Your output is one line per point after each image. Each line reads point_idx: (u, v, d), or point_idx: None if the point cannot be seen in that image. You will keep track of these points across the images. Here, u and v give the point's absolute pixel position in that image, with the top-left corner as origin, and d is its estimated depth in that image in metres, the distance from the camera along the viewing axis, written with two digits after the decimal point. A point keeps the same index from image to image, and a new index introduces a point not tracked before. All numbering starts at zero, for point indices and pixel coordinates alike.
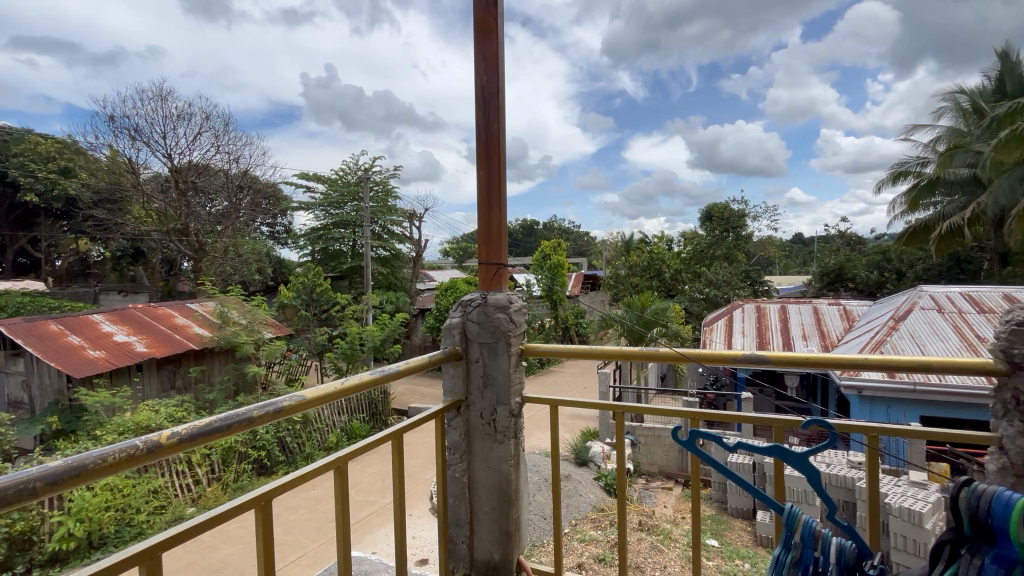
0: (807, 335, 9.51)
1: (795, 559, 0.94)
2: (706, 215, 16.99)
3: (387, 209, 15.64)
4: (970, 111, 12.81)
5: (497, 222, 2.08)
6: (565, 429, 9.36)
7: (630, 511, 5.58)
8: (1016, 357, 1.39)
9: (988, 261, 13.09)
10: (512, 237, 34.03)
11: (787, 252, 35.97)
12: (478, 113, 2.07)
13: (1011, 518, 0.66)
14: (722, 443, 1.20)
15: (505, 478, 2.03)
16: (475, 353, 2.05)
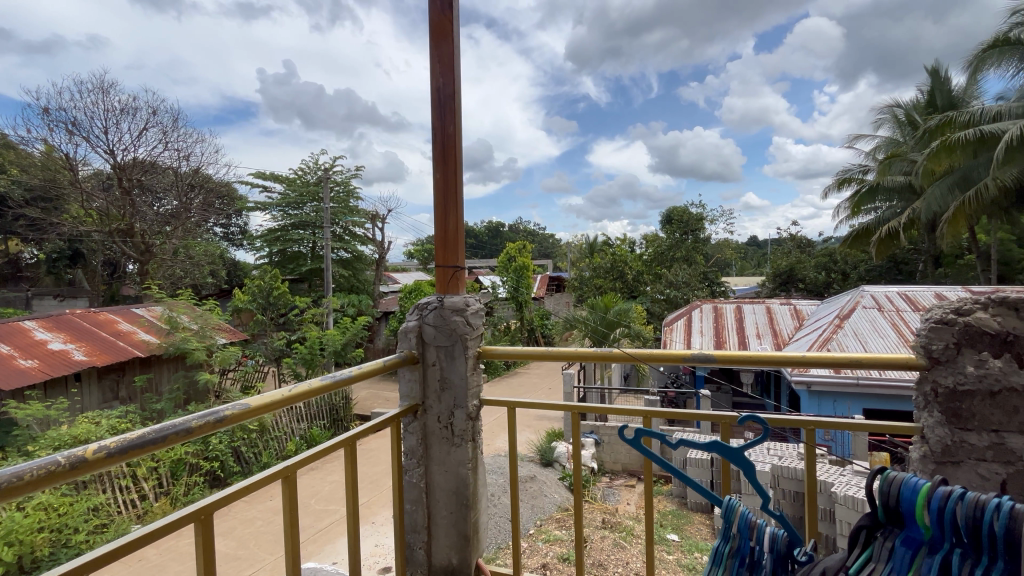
0: (761, 333, 9.95)
1: (732, 549, 0.98)
2: (666, 218, 17.48)
3: (349, 210, 15.30)
4: (905, 123, 13.76)
5: (454, 225, 2.07)
6: (531, 430, 9.41)
7: (593, 510, 5.66)
8: (934, 353, 1.50)
9: (924, 263, 14.37)
10: (478, 238, 33.99)
11: (744, 254, 37.49)
12: (433, 115, 2.06)
13: (916, 502, 0.72)
14: (665, 440, 1.24)
15: (463, 481, 2.03)
16: (432, 356, 2.03)
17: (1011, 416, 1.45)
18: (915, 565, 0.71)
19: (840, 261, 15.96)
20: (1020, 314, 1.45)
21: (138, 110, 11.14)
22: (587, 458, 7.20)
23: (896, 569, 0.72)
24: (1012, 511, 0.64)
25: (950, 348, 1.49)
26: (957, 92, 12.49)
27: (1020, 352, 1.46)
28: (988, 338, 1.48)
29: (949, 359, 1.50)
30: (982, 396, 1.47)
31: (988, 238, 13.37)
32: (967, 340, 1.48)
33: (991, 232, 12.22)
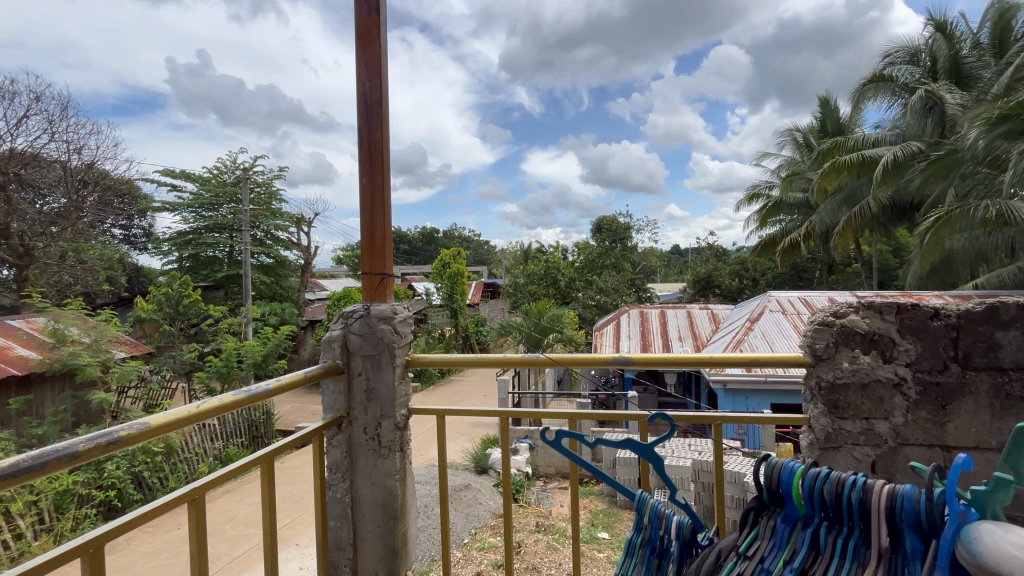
0: (683, 336, 10.62)
1: (644, 539, 1.05)
2: (596, 227, 18.18)
3: (272, 213, 14.43)
4: (802, 145, 15.38)
5: (381, 232, 2.04)
6: (465, 438, 9.36)
7: (527, 515, 5.73)
8: (818, 351, 1.70)
9: (819, 271, 16.01)
10: (412, 245, 33.29)
11: (666, 262, 39.79)
12: (360, 120, 2.02)
13: (793, 482, 0.81)
14: (584, 440, 1.29)
15: (391, 493, 1.98)
16: (358, 366, 1.98)
17: (878, 405, 1.68)
18: (793, 539, 0.80)
19: (751, 269, 17.44)
20: (883, 316, 1.69)
21: (17, 94, 9.78)
22: (521, 463, 7.29)
23: (777, 543, 0.81)
24: (866, 485, 0.74)
25: (830, 347, 1.69)
26: (843, 120, 14.19)
27: (884, 349, 1.68)
28: (860, 337, 1.69)
29: (829, 356, 1.70)
30: (856, 389, 1.68)
31: (869, 250, 15.23)
32: (843, 339, 1.69)
33: (872, 244, 13.93)
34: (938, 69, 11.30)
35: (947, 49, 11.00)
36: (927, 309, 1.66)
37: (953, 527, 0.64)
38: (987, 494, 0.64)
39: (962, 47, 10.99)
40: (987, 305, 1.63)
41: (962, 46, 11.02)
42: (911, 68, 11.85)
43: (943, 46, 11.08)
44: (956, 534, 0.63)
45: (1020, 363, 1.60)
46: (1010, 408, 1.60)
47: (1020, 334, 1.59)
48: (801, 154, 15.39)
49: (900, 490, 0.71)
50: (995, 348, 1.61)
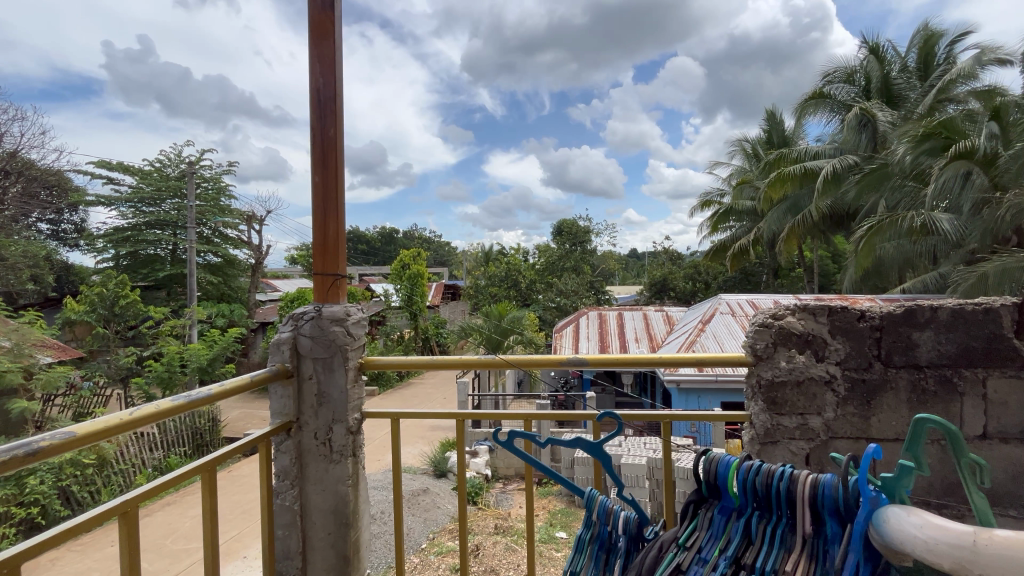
0: (639, 337, 10.93)
1: (593, 535, 1.08)
2: (556, 230, 18.41)
3: (219, 210, 13.73)
4: (751, 155, 16.17)
5: (334, 232, 1.99)
6: (423, 441, 9.25)
7: (487, 517, 5.71)
8: (758, 351, 1.80)
9: (765, 275, 16.84)
10: (370, 245, 32.52)
11: (624, 265, 40.76)
12: (313, 117, 1.97)
13: (729, 475, 0.86)
14: (536, 440, 1.30)
15: (342, 499, 1.93)
16: (308, 369, 1.93)
17: (811, 401, 1.79)
18: (728, 529, 0.85)
19: (703, 272, 18.16)
20: (816, 318, 1.80)
21: None
22: (480, 465, 7.28)
23: (713, 534, 0.86)
24: (793, 476, 0.79)
25: (770, 347, 1.79)
26: (788, 133, 15.05)
27: (817, 348, 1.80)
28: (795, 337, 1.80)
29: (768, 356, 1.80)
30: (792, 386, 1.79)
31: (811, 255, 16.20)
32: (781, 340, 1.80)
33: (814, 250, 14.83)
34: (871, 89, 12.19)
35: (879, 70, 11.88)
36: (854, 312, 1.80)
37: (865, 511, 0.69)
38: (895, 480, 0.70)
39: (892, 69, 11.93)
40: (906, 307, 1.77)
41: (892, 69, 11.96)
42: (848, 86, 12.70)
43: (875, 68, 11.96)
44: (868, 519, 0.68)
45: (934, 361, 1.74)
46: (926, 403, 1.75)
47: (934, 335, 1.74)
48: (749, 163, 16.19)
49: (822, 479, 0.76)
50: (912, 347, 1.75)
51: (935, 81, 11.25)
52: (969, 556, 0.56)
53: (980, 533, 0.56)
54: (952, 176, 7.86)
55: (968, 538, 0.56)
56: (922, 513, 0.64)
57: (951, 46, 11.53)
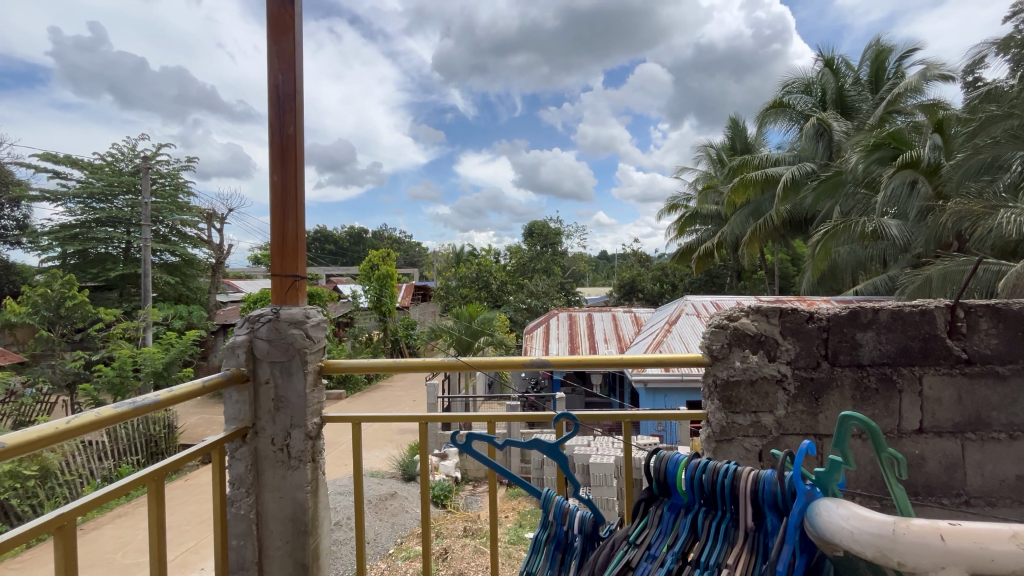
0: (608, 338, 11.11)
1: (549, 535, 1.09)
2: (527, 231, 18.48)
3: (178, 207, 13.16)
4: (716, 161, 16.68)
5: (293, 231, 1.94)
6: (392, 445, 9.11)
7: (456, 520, 5.67)
8: (714, 351, 1.86)
9: (729, 277, 17.37)
10: (339, 245, 31.87)
11: (595, 268, 41.40)
12: (271, 113, 1.92)
13: (678, 473, 0.89)
14: (493, 442, 1.30)
15: (301, 506, 1.88)
16: (265, 373, 1.87)
17: (764, 399, 1.86)
18: (676, 525, 0.88)
19: (671, 275, 18.61)
20: (769, 319, 1.87)
21: None
22: (450, 468, 7.24)
23: (662, 530, 0.89)
24: (736, 472, 0.82)
25: (725, 348, 1.86)
26: (750, 140, 15.61)
27: (768, 349, 1.87)
28: (749, 338, 1.86)
29: (723, 356, 1.87)
30: (746, 385, 1.86)
31: (772, 258, 16.81)
32: (735, 340, 1.87)
33: (774, 253, 15.41)
34: (827, 101, 12.78)
35: (834, 83, 12.48)
36: (804, 313, 1.88)
37: (800, 504, 0.72)
38: (827, 474, 0.74)
39: (847, 82, 12.53)
40: (851, 309, 1.86)
41: (846, 81, 12.56)
42: (805, 97, 13.26)
43: (831, 80, 12.54)
44: (803, 512, 0.71)
45: (875, 360, 1.84)
46: (868, 400, 1.84)
47: (875, 335, 1.84)
48: (714, 169, 16.69)
49: (762, 475, 0.79)
50: (856, 347, 1.85)
51: (885, 94, 11.88)
52: (887, 543, 0.60)
53: (899, 522, 0.60)
54: (899, 184, 8.46)
55: (888, 527, 0.60)
56: (850, 505, 0.67)
57: (900, 61, 12.21)
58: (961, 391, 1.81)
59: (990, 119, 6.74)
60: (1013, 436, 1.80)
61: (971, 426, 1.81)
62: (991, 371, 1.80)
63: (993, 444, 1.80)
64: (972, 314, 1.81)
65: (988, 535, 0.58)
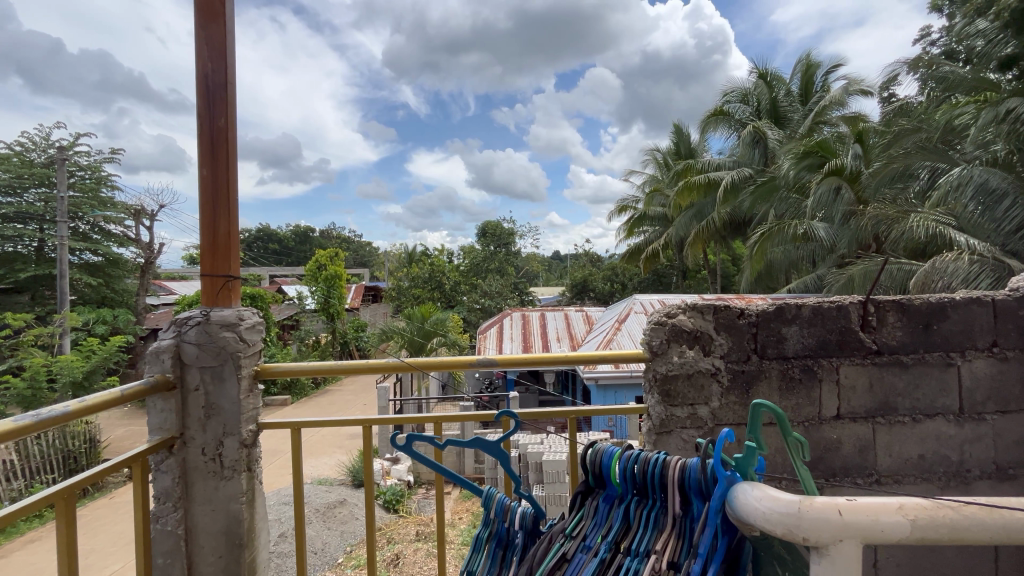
0: (560, 337, 11.29)
1: (491, 533, 1.09)
2: (481, 231, 18.46)
3: (100, 203, 12.10)
4: (661, 165, 17.35)
5: (225, 230, 1.84)
6: (341, 451, 8.83)
7: (409, 524, 5.59)
8: (654, 347, 1.94)
9: (675, 276, 18.12)
10: (285, 244, 30.53)
11: (548, 268, 42.02)
12: (199, 105, 1.80)
13: (612, 464, 0.92)
14: (434, 442, 1.28)
15: (235, 518, 1.79)
16: (194, 380, 1.77)
17: (700, 392, 1.95)
18: (611, 515, 0.91)
19: (620, 274, 19.16)
20: (704, 316, 1.97)
21: None
22: (401, 472, 7.12)
23: (597, 521, 0.92)
24: (665, 461, 0.85)
25: (664, 343, 1.94)
26: (693, 145, 16.36)
27: (704, 344, 1.96)
28: (686, 334, 1.95)
29: (662, 351, 1.94)
30: (683, 379, 1.94)
31: (714, 259, 17.68)
32: (673, 336, 1.94)
33: (716, 254, 16.20)
34: (762, 110, 13.60)
35: (768, 94, 13.31)
36: (736, 309, 1.99)
37: (721, 489, 0.76)
38: (744, 460, 0.78)
39: (780, 93, 13.36)
40: (777, 305, 2.00)
41: (780, 93, 13.39)
42: (743, 106, 14.04)
43: (766, 92, 13.34)
44: (723, 496, 0.75)
45: (798, 352, 1.98)
46: (793, 389, 1.97)
47: (798, 329, 1.98)
48: (660, 172, 17.36)
49: (689, 463, 0.83)
50: (781, 341, 1.98)
51: (813, 106, 12.78)
52: (794, 521, 0.64)
53: (803, 501, 0.65)
54: (826, 190, 9.14)
55: (795, 505, 0.65)
56: (764, 487, 0.71)
57: (826, 76, 13.18)
58: (872, 379, 1.98)
59: (902, 133, 7.43)
60: (916, 418, 1.98)
61: (881, 411, 1.98)
62: (897, 360, 1.98)
63: (900, 427, 1.98)
64: (881, 309, 1.98)
65: (879, 508, 0.64)
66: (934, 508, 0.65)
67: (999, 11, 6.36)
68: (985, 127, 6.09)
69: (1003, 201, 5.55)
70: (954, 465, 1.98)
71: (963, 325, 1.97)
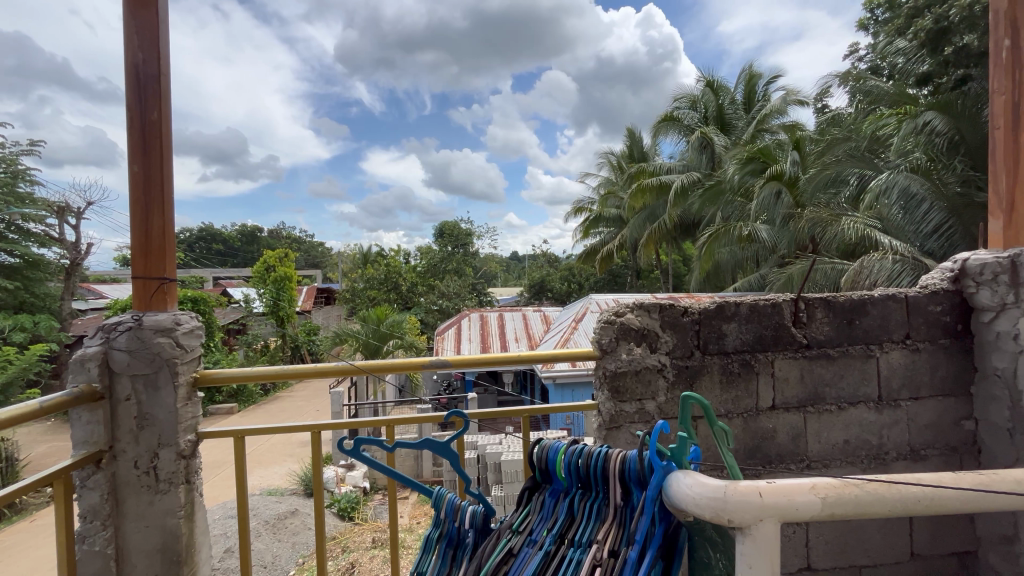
0: (518, 337, 11.35)
1: (441, 534, 1.10)
2: (438, 232, 18.30)
3: (17, 199, 11.05)
4: (616, 167, 17.80)
5: (160, 230, 1.74)
6: (292, 460, 8.50)
7: (365, 531, 5.47)
8: (604, 344, 2.00)
9: (630, 276, 18.64)
10: (230, 244, 29.04)
11: (506, 269, 42.20)
12: (129, 97, 1.70)
13: (558, 459, 0.95)
14: (383, 445, 1.27)
15: (173, 534, 1.69)
16: (125, 389, 1.67)
17: (647, 388, 2.03)
18: (556, 508, 0.95)
19: (577, 274, 19.51)
20: (650, 314, 2.04)
21: None
22: (358, 478, 6.95)
23: (544, 515, 0.95)
24: (607, 454, 0.89)
25: (613, 341, 2.00)
26: (645, 149, 16.88)
27: (650, 341, 2.04)
28: (634, 332, 2.02)
29: (612, 349, 2.01)
30: (631, 375, 2.01)
31: (666, 259, 18.33)
32: (622, 334, 2.01)
33: (668, 254, 16.79)
34: (709, 117, 14.23)
35: (714, 101, 13.94)
36: (679, 308, 2.08)
37: (658, 478, 0.80)
38: (679, 449, 0.83)
39: (725, 101, 14.02)
40: (717, 304, 2.11)
41: (725, 100, 14.04)
42: (692, 112, 14.62)
43: (712, 99, 13.95)
44: (659, 485, 0.79)
45: (737, 347, 2.10)
46: (733, 382, 2.09)
47: (737, 326, 2.09)
48: (614, 174, 17.82)
49: (628, 455, 0.87)
50: (722, 337, 2.09)
51: (756, 114, 13.50)
52: (721, 503, 0.69)
53: (729, 485, 0.70)
54: (768, 194, 9.69)
55: (721, 490, 0.70)
56: (695, 475, 0.75)
57: (767, 86, 13.94)
58: (803, 371, 2.12)
59: (834, 142, 8.00)
60: (842, 407, 2.15)
61: (811, 401, 2.13)
62: (824, 353, 2.13)
63: (827, 415, 2.14)
64: (810, 306, 2.13)
65: (794, 489, 0.70)
66: (843, 487, 0.71)
67: (919, 31, 6.89)
68: (906, 137, 6.65)
69: (921, 206, 6.06)
70: (874, 448, 2.16)
71: (880, 320, 2.15)
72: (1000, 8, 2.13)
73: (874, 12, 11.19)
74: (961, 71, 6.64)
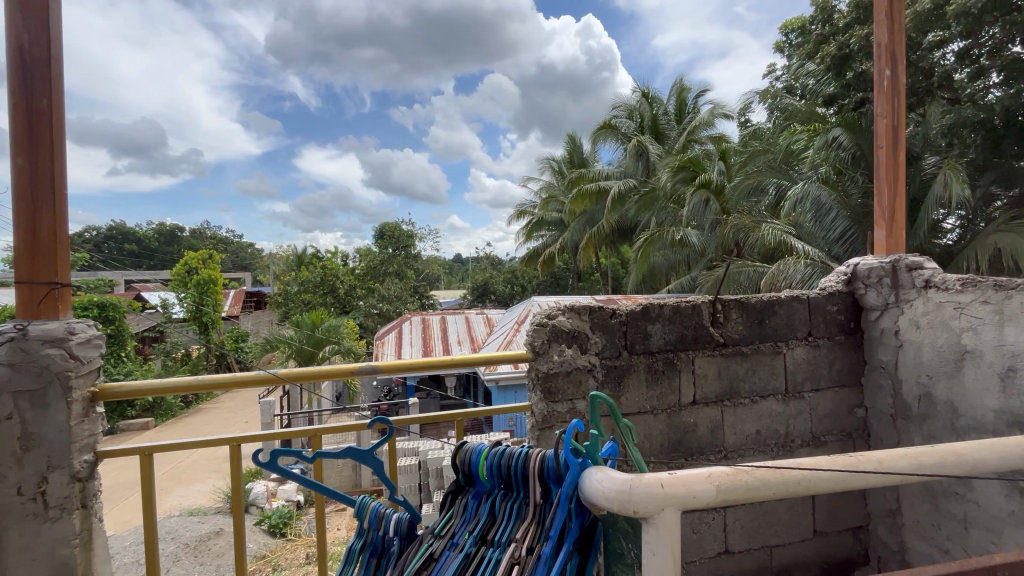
0: (461, 340, 11.30)
1: (364, 544, 1.07)
2: (378, 234, 17.81)
3: None
4: (556, 172, 18.18)
5: (50, 229, 1.57)
6: (218, 476, 7.94)
7: (299, 546, 5.22)
8: (536, 346, 2.04)
9: (571, 278, 19.10)
10: (146, 245, 26.68)
11: (451, 271, 41.86)
12: (11, 80, 1.52)
13: (480, 462, 0.97)
14: (303, 455, 1.22)
15: (65, 565, 1.53)
16: (6, 407, 1.49)
17: (578, 387, 2.09)
18: (478, 509, 0.96)
19: (520, 277, 19.70)
20: (580, 316, 2.11)
21: None
22: (291, 492, 6.62)
23: (466, 518, 0.97)
24: (527, 454, 0.91)
25: (545, 343, 2.04)
26: (585, 155, 17.36)
27: (581, 342, 2.11)
28: (565, 334, 2.08)
29: (544, 351, 2.05)
30: (563, 376, 2.07)
31: (605, 262, 18.96)
32: (554, 336, 2.06)
33: (607, 257, 17.35)
34: (644, 126, 14.87)
35: (649, 111, 14.58)
36: (608, 310, 2.17)
37: (572, 476, 0.83)
38: (593, 446, 0.86)
39: (659, 111, 14.70)
40: (643, 306, 2.21)
41: (659, 111, 14.74)
42: (629, 121, 15.23)
43: (647, 109, 14.60)
44: (574, 481, 0.82)
45: (661, 347, 2.21)
46: (658, 380, 2.20)
47: (661, 326, 2.21)
48: (556, 179, 18.19)
49: (547, 454, 0.90)
50: (647, 337, 2.20)
51: (687, 126, 14.29)
52: (626, 496, 0.73)
53: (634, 478, 0.75)
54: (698, 201, 10.27)
55: (627, 483, 0.74)
56: (607, 470, 0.79)
57: (696, 99, 14.78)
58: (720, 368, 2.28)
59: (754, 154, 8.64)
60: (754, 399, 2.32)
61: (727, 396, 2.29)
62: (739, 350, 2.30)
63: (742, 408, 2.31)
64: (726, 307, 2.29)
65: (691, 479, 0.75)
66: (735, 474, 0.78)
67: (825, 56, 7.63)
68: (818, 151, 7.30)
69: (829, 214, 6.71)
70: (782, 437, 2.36)
71: (786, 319, 2.35)
72: (883, 42, 2.41)
73: (789, 37, 12.21)
74: (860, 93, 7.28)
